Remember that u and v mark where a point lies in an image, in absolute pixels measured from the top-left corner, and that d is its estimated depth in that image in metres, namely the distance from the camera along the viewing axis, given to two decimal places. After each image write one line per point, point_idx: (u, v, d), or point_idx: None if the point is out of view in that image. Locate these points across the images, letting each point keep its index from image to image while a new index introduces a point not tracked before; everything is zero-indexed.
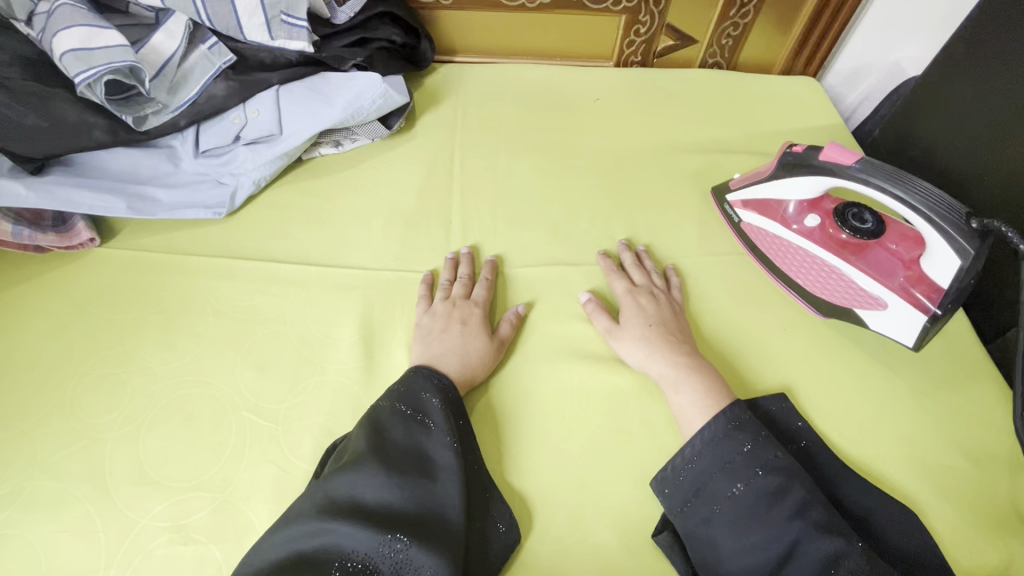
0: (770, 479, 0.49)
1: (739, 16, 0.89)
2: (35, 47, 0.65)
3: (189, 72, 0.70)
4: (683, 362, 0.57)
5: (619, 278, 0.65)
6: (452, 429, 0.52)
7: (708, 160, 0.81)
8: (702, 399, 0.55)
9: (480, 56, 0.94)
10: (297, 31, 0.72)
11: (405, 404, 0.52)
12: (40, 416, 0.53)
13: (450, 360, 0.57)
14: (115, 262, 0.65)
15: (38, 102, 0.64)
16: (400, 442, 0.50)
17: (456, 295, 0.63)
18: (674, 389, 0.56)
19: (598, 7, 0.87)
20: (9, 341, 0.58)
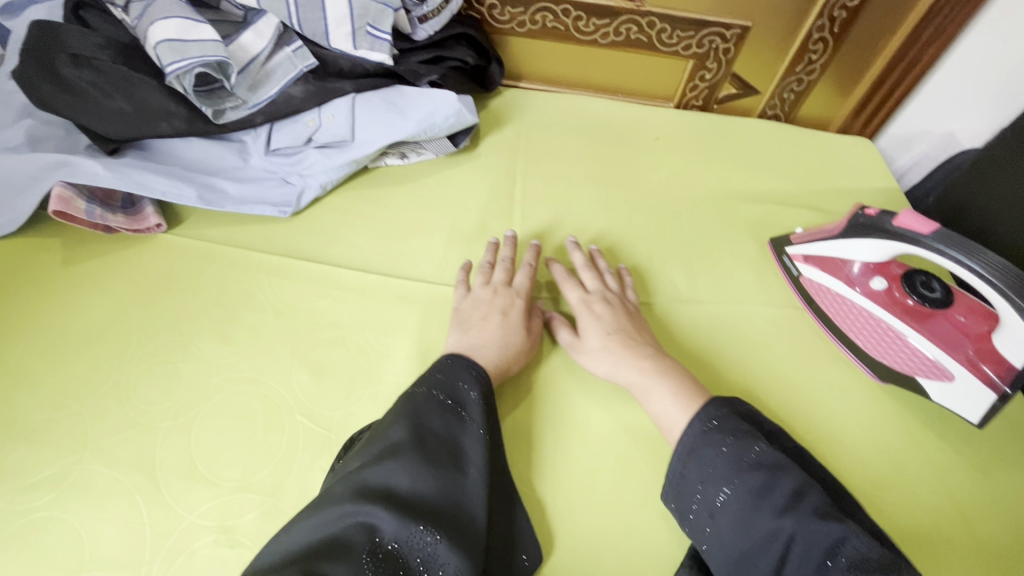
0: (755, 474, 0.47)
1: (805, 72, 0.90)
2: (129, 33, 0.67)
3: (271, 70, 0.71)
4: (653, 366, 0.57)
5: (572, 287, 0.65)
6: (485, 424, 0.51)
7: (767, 210, 0.81)
8: (676, 403, 0.54)
9: (544, 84, 0.96)
10: (380, 43, 0.73)
11: (443, 393, 0.52)
12: (93, 398, 0.53)
13: (483, 349, 0.57)
14: (180, 251, 0.65)
15: (123, 86, 0.65)
16: (437, 431, 0.49)
17: (496, 281, 0.64)
18: (647, 396, 0.56)
19: (668, 50, 0.88)
20: (69, 319, 0.58)
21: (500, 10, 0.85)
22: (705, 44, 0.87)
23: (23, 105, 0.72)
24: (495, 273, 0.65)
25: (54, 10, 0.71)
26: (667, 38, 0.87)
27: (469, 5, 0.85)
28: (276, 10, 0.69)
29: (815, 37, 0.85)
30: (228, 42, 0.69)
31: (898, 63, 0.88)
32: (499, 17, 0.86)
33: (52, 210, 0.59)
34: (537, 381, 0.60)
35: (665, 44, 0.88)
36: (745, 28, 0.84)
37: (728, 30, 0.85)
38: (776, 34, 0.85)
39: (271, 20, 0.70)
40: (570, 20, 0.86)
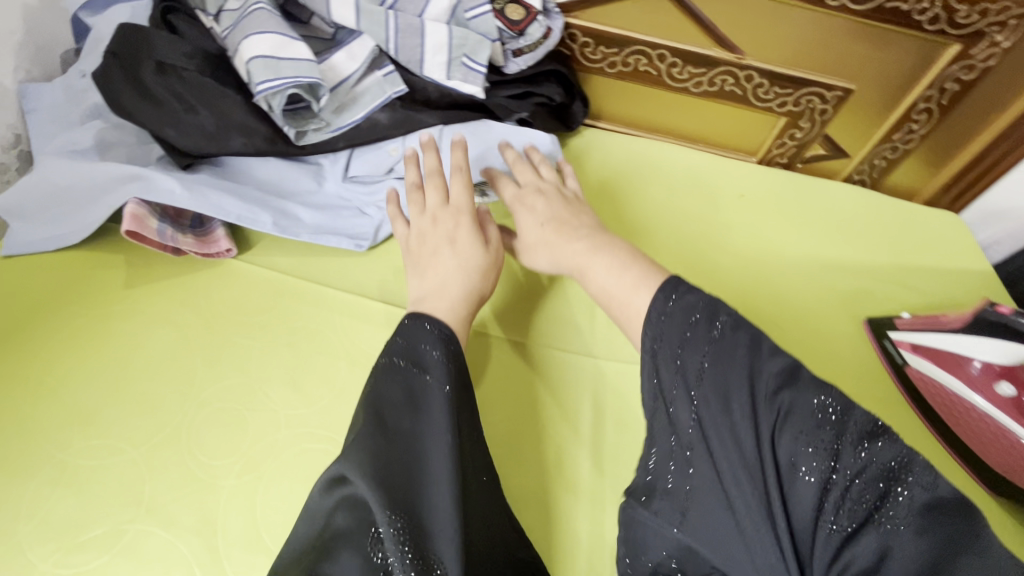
0: (714, 374, 0.46)
1: (902, 140, 0.86)
2: (218, 44, 0.63)
3: (359, 93, 0.66)
4: (588, 248, 0.60)
5: (507, 183, 0.66)
6: (446, 382, 0.47)
7: (860, 285, 0.76)
8: (615, 276, 0.57)
9: (624, 126, 0.91)
10: (474, 75, 0.69)
11: (403, 357, 0.49)
12: (151, 444, 0.48)
13: (446, 277, 0.56)
14: (249, 281, 0.60)
15: (207, 98, 0.61)
16: (399, 397, 0.46)
17: (433, 205, 0.61)
18: (584, 276, 0.60)
19: (762, 105, 0.84)
20: (130, 350, 0.53)
21: (592, 49, 0.82)
22: (802, 103, 0.83)
23: (93, 105, 0.68)
24: (429, 194, 0.61)
25: (138, 11, 0.67)
26: (763, 93, 0.83)
27: (561, 41, 0.82)
28: (374, 33, 0.66)
29: (919, 107, 0.81)
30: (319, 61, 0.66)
31: (1000, 143, 0.82)
32: (590, 56, 0.83)
33: (125, 230, 0.54)
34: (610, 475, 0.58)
35: (760, 99, 0.84)
36: (848, 91, 0.80)
37: (829, 91, 0.81)
38: (878, 100, 0.81)
39: (366, 42, 0.66)
40: (664, 66, 0.82)
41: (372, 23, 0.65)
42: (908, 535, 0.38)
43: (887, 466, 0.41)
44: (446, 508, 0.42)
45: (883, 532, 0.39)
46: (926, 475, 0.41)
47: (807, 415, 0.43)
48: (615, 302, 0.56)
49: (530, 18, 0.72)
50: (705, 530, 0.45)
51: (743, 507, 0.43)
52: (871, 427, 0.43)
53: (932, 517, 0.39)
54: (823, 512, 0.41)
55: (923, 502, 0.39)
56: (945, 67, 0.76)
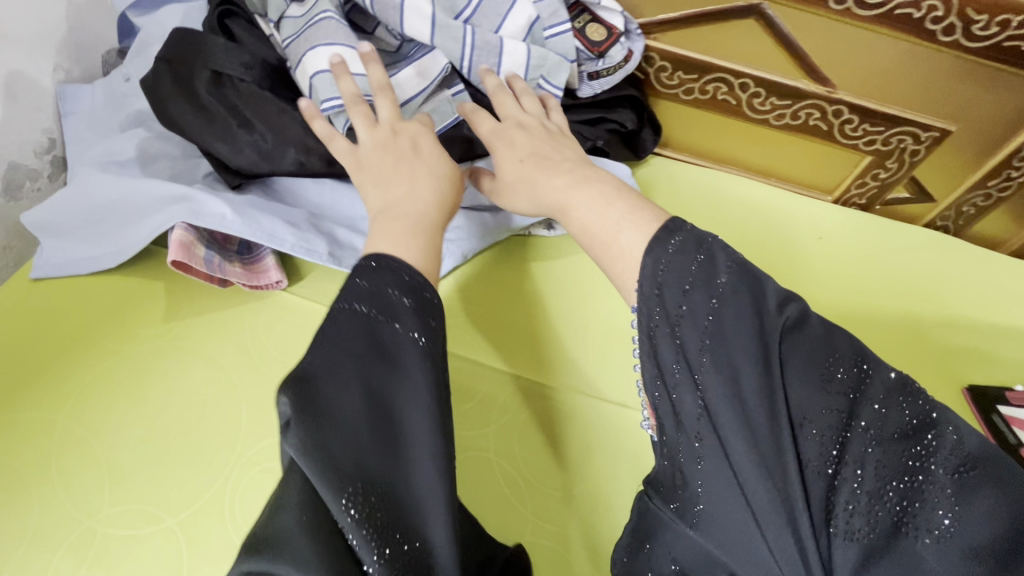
0: (716, 348, 0.41)
1: (997, 188, 0.79)
2: (275, 52, 0.58)
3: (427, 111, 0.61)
4: (569, 181, 0.53)
5: (483, 115, 0.58)
6: (425, 333, 0.41)
7: (958, 347, 0.69)
8: (597, 211, 0.50)
9: (693, 155, 0.85)
10: (548, 98, 0.64)
11: (363, 302, 0.41)
12: (193, 510, 0.42)
13: (410, 199, 0.49)
14: (300, 318, 0.54)
15: (263, 112, 0.55)
16: (366, 347, 0.39)
17: (386, 119, 0.52)
18: (564, 213, 0.53)
19: (848, 142, 0.78)
20: (170, 396, 0.47)
21: (669, 74, 0.76)
22: (891, 142, 0.77)
23: (136, 113, 0.62)
24: (380, 110, 0.53)
25: (192, 15, 0.62)
26: (850, 129, 0.77)
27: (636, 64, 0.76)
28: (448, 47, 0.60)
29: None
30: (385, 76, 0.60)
31: None
32: (665, 81, 0.77)
33: (171, 260, 0.49)
34: None
35: (845, 136, 0.78)
36: (947, 132, 0.74)
37: (925, 131, 0.74)
38: (976, 143, 0.75)
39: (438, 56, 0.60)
40: (745, 96, 0.76)
41: (446, 37, 0.59)
42: (954, 525, 0.36)
43: (923, 450, 0.38)
44: (433, 476, 0.37)
45: (930, 534, 0.36)
46: (952, 430, 0.39)
47: (834, 400, 0.39)
48: (606, 239, 0.49)
49: (611, 40, 0.69)
50: (724, 533, 0.40)
51: (762, 492, 0.38)
52: (898, 401, 0.40)
53: (963, 478, 0.37)
54: (860, 508, 0.37)
55: (967, 470, 0.37)
56: None
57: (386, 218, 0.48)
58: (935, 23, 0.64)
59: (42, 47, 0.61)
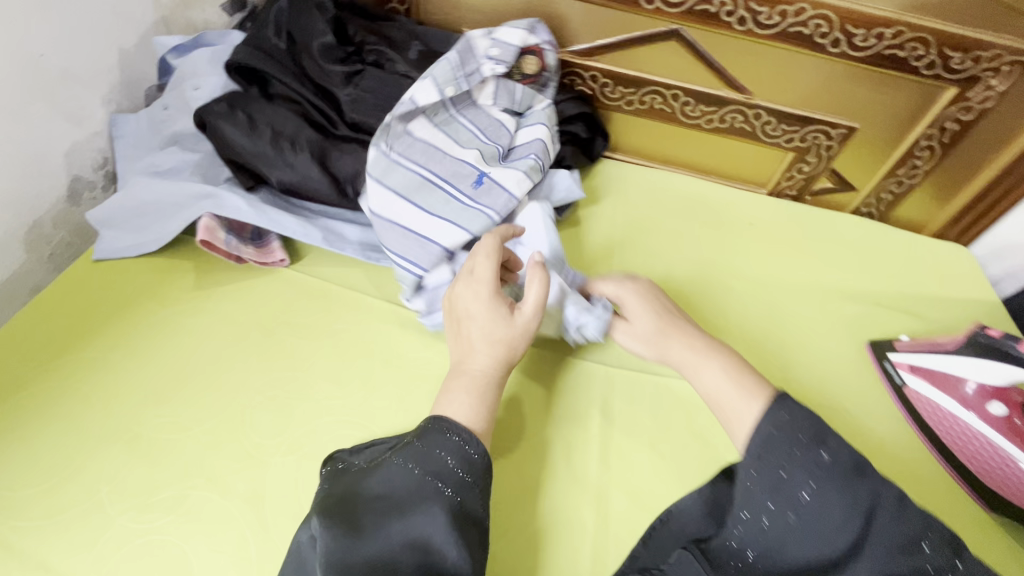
0: (813, 500, 0.43)
1: (907, 176, 0.90)
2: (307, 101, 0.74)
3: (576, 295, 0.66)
4: (684, 350, 0.60)
5: (609, 284, 0.67)
6: (459, 494, 0.48)
7: (864, 312, 0.79)
8: (722, 373, 0.56)
9: (640, 157, 0.98)
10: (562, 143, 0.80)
11: (421, 465, 0.48)
12: (212, 422, 0.55)
13: (472, 348, 0.57)
14: (297, 287, 0.68)
15: (290, 142, 0.70)
16: (409, 498, 0.47)
17: (463, 272, 0.61)
18: (695, 373, 0.58)
19: (771, 141, 0.90)
20: (194, 343, 0.61)
21: (611, 89, 0.89)
22: (808, 139, 0.89)
23: (172, 134, 0.78)
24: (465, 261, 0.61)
25: (217, 55, 0.78)
26: (771, 130, 0.89)
27: (583, 82, 0.90)
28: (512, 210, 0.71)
29: (922, 144, 0.86)
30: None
31: (1005, 176, 0.85)
32: (609, 95, 0.90)
33: (199, 239, 0.64)
34: (622, 461, 0.61)
35: (768, 136, 0.90)
36: (852, 129, 0.86)
37: (834, 129, 0.86)
38: (882, 136, 0.86)
39: (538, 209, 0.71)
40: (678, 105, 0.89)
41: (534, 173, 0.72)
42: None
43: None
44: None
45: None
46: None
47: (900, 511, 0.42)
48: (724, 402, 0.54)
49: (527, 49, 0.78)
50: None
51: None
52: (946, 552, 0.41)
53: None
54: None
55: None
56: (944, 108, 0.81)
57: (456, 379, 0.56)
58: (822, 37, 0.77)
59: (97, 85, 0.78)
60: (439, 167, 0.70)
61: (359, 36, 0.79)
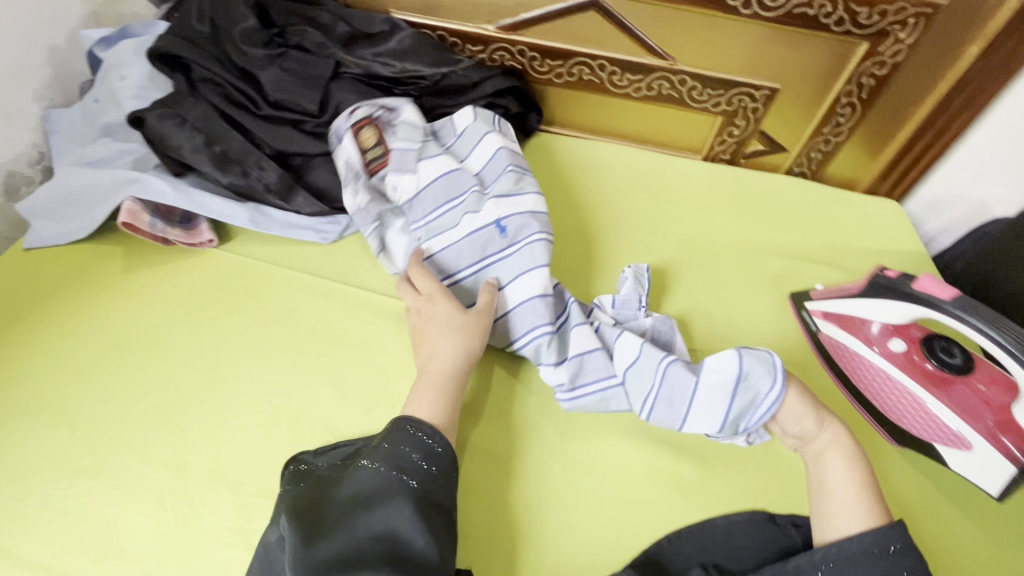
0: None
1: (833, 134, 0.93)
2: (224, 86, 0.76)
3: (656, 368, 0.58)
4: (832, 448, 0.54)
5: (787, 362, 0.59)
6: (423, 488, 0.48)
7: (790, 266, 0.81)
8: (858, 477, 0.52)
9: (577, 130, 1.00)
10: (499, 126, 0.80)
11: (384, 461, 0.48)
12: (137, 396, 0.58)
13: (436, 346, 0.58)
14: (226, 266, 0.70)
15: (207, 129, 0.72)
16: (373, 493, 0.47)
17: (410, 301, 0.63)
18: (831, 463, 0.53)
19: (699, 106, 0.92)
20: (123, 323, 0.63)
21: (540, 62, 0.91)
22: (735, 102, 0.91)
23: (104, 125, 0.79)
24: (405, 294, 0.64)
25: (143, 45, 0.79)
26: (698, 95, 0.91)
27: (512, 56, 0.91)
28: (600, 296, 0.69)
29: (843, 102, 0.88)
30: (310, 102, 0.77)
31: (928, 130, 0.87)
32: (538, 68, 0.92)
33: (120, 221, 0.66)
34: (544, 414, 0.61)
35: (696, 101, 0.92)
36: (775, 90, 0.88)
37: (757, 91, 0.88)
38: (804, 95, 0.88)
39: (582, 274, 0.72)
40: (605, 75, 0.91)
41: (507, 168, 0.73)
42: None
43: None
44: None
45: None
46: None
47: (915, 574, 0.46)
48: (835, 502, 0.51)
49: (362, 122, 0.76)
50: None
51: None
52: None
53: None
54: None
55: None
56: (858, 64, 0.83)
57: (425, 378, 0.56)
58: None
59: (27, 81, 0.79)
60: (443, 221, 0.69)
61: (281, 18, 0.81)
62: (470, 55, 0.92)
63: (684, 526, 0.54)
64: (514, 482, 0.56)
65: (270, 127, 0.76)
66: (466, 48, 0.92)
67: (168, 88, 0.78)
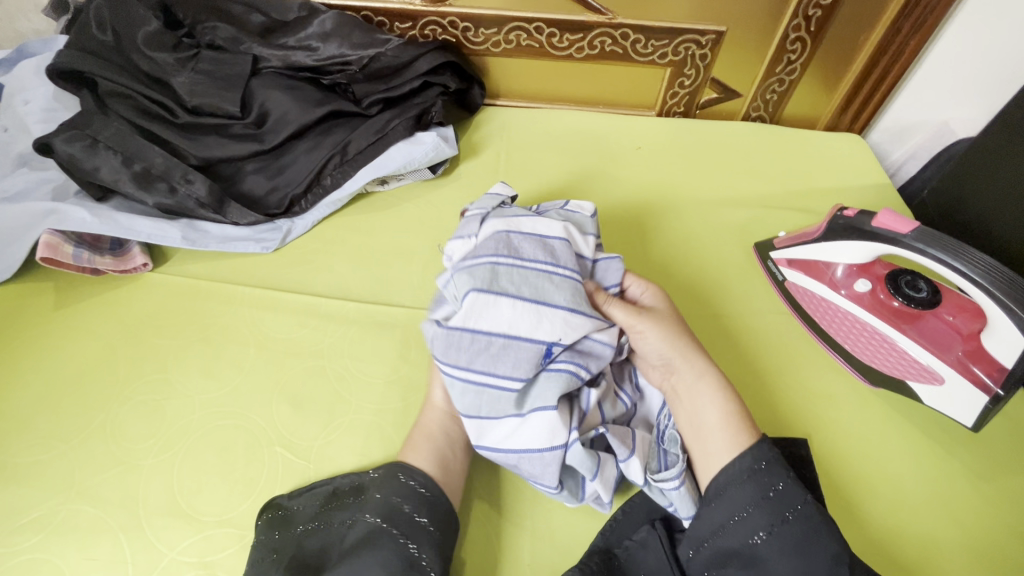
0: (748, 494, 0.45)
1: (786, 72, 0.90)
2: (137, 100, 0.72)
3: (538, 461, 0.47)
4: (693, 383, 0.51)
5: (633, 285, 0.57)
6: (426, 537, 0.46)
7: (753, 215, 0.78)
8: (725, 419, 0.49)
9: (524, 100, 0.96)
10: (444, 135, 0.80)
11: (372, 510, 0.47)
12: (82, 437, 0.55)
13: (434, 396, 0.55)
14: (166, 289, 0.67)
15: (121, 147, 0.68)
16: (356, 543, 0.45)
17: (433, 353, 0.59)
18: (695, 400, 0.51)
19: (645, 59, 0.88)
20: (60, 363, 0.60)
21: (474, 32, 0.86)
22: (681, 51, 0.87)
23: (17, 155, 0.72)
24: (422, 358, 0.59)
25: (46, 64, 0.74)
26: (641, 48, 0.87)
27: (444, 30, 0.86)
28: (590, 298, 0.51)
29: (792, 37, 0.84)
30: (229, 104, 0.73)
31: (880, 58, 0.85)
32: (473, 39, 0.87)
33: (40, 257, 0.62)
34: None
35: (640, 54, 0.88)
36: (720, 33, 0.84)
37: (703, 36, 0.84)
38: (750, 33, 0.85)
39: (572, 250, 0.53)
40: (544, 37, 0.86)
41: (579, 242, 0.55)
42: None
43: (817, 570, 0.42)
44: None
45: None
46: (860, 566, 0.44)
47: (792, 485, 0.45)
48: (703, 440, 0.49)
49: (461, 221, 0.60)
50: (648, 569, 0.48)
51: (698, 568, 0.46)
52: None
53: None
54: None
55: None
56: None
57: (420, 427, 0.53)
58: None
59: None
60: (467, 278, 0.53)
61: (190, 16, 0.76)
62: (400, 33, 0.88)
63: (635, 495, 0.53)
64: (489, 477, 0.54)
65: (192, 135, 0.73)
66: (394, 26, 0.87)
67: (76, 105, 0.75)
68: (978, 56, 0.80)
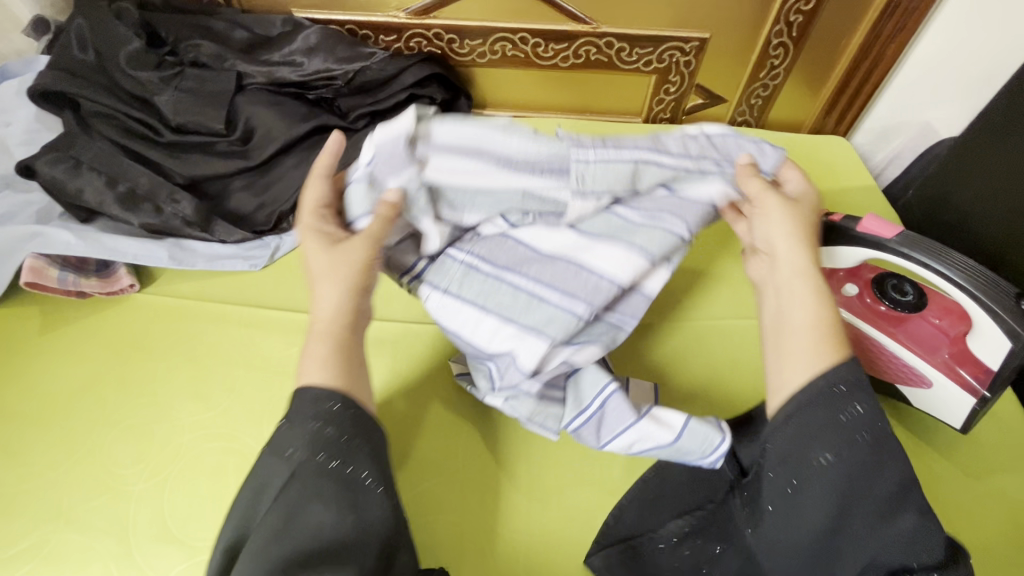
0: (818, 416, 0.41)
1: (770, 77, 0.90)
2: (119, 118, 0.71)
3: (590, 283, 0.47)
4: (790, 280, 0.48)
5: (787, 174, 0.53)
6: (361, 449, 0.42)
7: None
8: (814, 331, 0.44)
9: (511, 109, 0.96)
10: None
11: (291, 446, 0.41)
12: (69, 463, 0.54)
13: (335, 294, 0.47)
14: (154, 310, 0.66)
15: (105, 167, 0.67)
16: (286, 488, 0.40)
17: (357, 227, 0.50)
18: (786, 298, 0.47)
19: (629, 67, 0.89)
20: (46, 388, 0.59)
21: (458, 44, 0.86)
22: (665, 58, 0.87)
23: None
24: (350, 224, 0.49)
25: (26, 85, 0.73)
26: (626, 56, 0.87)
27: (429, 41, 0.86)
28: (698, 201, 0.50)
29: (774, 43, 0.85)
30: (214, 121, 0.72)
31: (863, 61, 0.86)
32: (459, 50, 0.87)
33: (24, 281, 0.62)
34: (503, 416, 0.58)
35: (625, 63, 0.88)
36: (703, 40, 0.85)
37: (687, 43, 0.85)
38: (733, 40, 0.86)
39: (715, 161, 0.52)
40: (529, 48, 0.87)
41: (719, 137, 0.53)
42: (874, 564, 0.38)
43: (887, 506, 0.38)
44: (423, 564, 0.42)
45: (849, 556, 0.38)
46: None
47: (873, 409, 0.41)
48: (788, 337, 0.45)
49: None
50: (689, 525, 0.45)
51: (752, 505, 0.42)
52: None
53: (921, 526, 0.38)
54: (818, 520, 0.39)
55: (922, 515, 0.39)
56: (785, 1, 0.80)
57: (315, 333, 0.46)
58: None
59: None
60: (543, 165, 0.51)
61: (172, 34, 0.76)
62: (385, 45, 0.88)
63: (621, 499, 0.53)
64: (483, 493, 0.54)
65: (177, 154, 0.72)
66: (380, 39, 0.87)
67: (59, 126, 0.74)
68: (960, 56, 0.79)
